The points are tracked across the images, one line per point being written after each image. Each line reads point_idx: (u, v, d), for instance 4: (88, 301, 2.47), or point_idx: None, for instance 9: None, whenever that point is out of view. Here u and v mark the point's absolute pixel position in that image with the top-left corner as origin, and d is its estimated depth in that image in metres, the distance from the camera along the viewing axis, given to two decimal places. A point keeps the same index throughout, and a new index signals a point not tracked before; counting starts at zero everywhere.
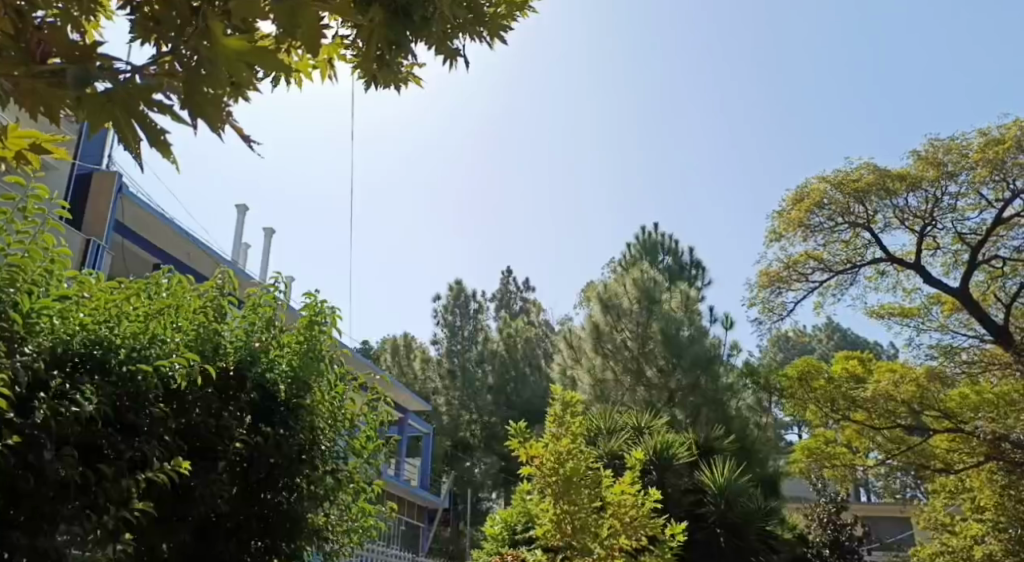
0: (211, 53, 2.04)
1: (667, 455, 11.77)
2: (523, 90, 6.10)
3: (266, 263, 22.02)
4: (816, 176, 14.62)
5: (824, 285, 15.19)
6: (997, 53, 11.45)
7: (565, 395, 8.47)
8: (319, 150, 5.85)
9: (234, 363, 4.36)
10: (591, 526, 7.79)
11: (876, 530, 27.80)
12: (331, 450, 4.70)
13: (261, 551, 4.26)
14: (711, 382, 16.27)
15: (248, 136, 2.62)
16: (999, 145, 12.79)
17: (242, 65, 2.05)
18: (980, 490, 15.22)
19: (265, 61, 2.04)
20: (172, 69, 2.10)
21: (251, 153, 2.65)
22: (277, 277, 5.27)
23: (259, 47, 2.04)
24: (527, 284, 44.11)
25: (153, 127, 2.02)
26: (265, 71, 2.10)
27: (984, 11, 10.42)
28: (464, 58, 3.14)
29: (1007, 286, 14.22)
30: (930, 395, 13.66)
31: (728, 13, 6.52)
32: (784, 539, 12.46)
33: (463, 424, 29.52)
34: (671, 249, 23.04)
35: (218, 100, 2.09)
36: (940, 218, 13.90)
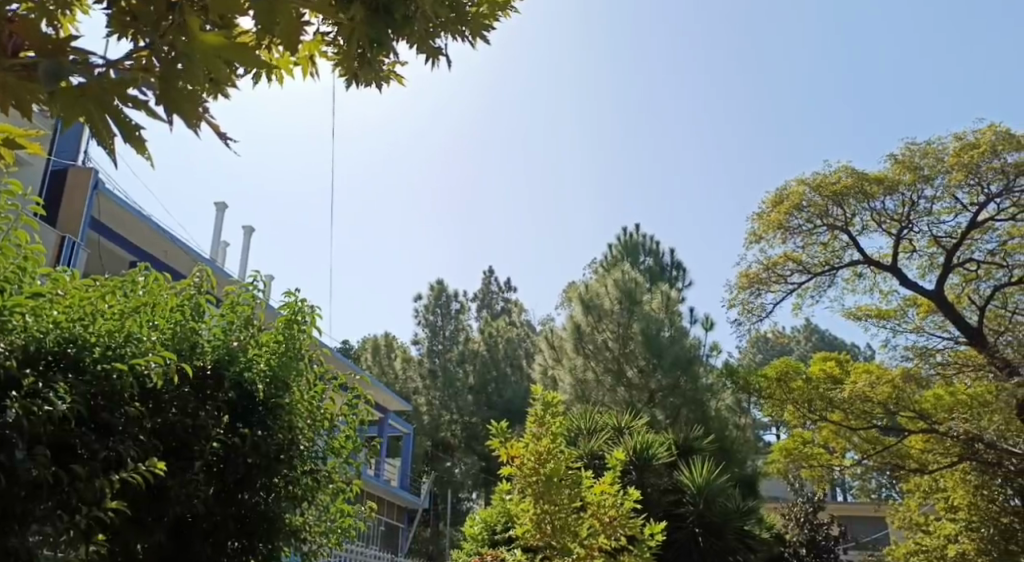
0: (187, 48, 2.03)
1: (646, 455, 11.81)
2: (506, 91, 6.13)
3: (244, 261, 21.89)
4: (795, 179, 14.76)
5: (802, 287, 15.30)
6: (977, 62, 11.56)
7: (546, 395, 8.46)
8: (299, 149, 5.86)
9: (212, 362, 4.34)
10: (571, 526, 7.81)
11: (851, 530, 28.08)
12: (310, 450, 4.66)
13: (238, 551, 4.22)
14: (690, 382, 16.41)
15: (224, 133, 2.58)
16: (974, 150, 13.00)
17: (218, 61, 2.05)
18: (953, 490, 15.59)
19: (238, 56, 2.05)
20: (148, 63, 2.08)
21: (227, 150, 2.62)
22: (256, 276, 5.24)
23: (234, 43, 2.05)
24: (508, 285, 44.15)
25: (128, 122, 2.01)
26: (241, 67, 2.11)
27: (967, 19, 10.50)
28: (446, 58, 3.16)
29: (981, 289, 14.35)
30: (906, 396, 13.76)
31: (710, 16, 6.59)
32: (762, 539, 12.55)
33: (444, 425, 29.51)
34: (652, 250, 23.15)
35: (195, 95, 2.09)
36: (916, 221, 14.04)
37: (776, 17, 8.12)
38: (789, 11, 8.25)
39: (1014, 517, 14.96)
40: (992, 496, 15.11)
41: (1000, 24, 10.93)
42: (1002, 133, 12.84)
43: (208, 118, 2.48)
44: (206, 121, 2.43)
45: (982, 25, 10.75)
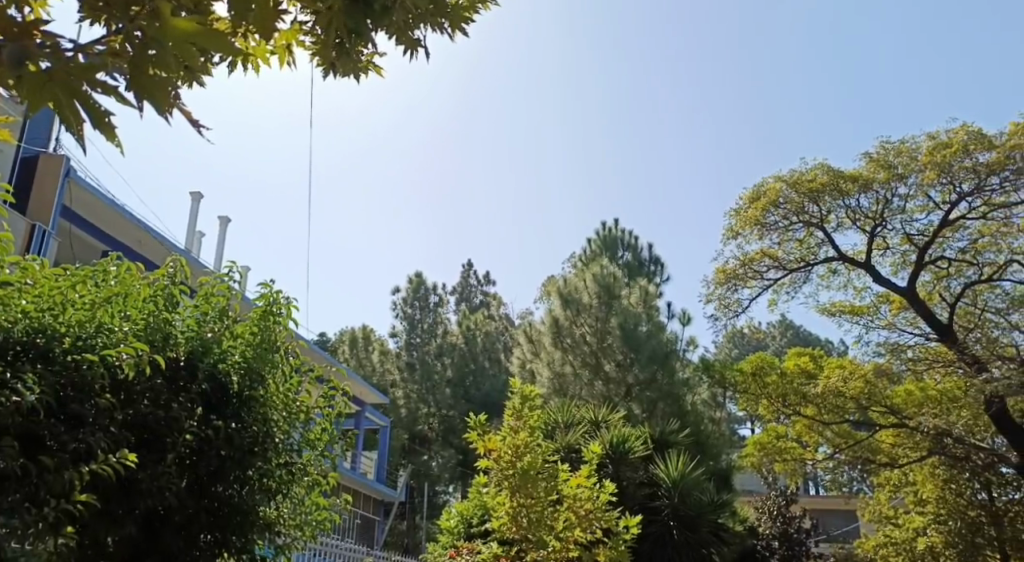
0: (157, 33, 2.00)
1: (622, 448, 11.89)
2: (488, 82, 6.13)
3: (220, 252, 21.68)
4: (772, 175, 14.90)
5: (778, 282, 15.47)
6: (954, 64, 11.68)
7: (524, 389, 8.50)
8: (278, 137, 5.83)
9: (185, 353, 4.32)
10: (547, 520, 7.86)
11: (823, 524, 28.48)
12: (285, 443, 4.64)
13: (211, 544, 4.21)
14: (666, 376, 16.30)
15: (197, 121, 2.57)
16: (946, 149, 13.18)
17: (189, 48, 2.01)
18: (921, 485, 16.08)
19: (211, 43, 2.01)
20: (120, 50, 2.06)
21: (199, 139, 2.61)
22: (232, 267, 5.22)
23: (208, 29, 2.01)
24: (487, 278, 44.11)
25: (98, 108, 1.99)
26: (216, 54, 2.08)
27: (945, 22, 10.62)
28: (424, 49, 3.17)
29: (952, 286, 14.46)
30: (877, 392, 13.97)
31: (692, 11, 6.65)
32: (735, 532, 12.67)
33: (421, 417, 29.51)
34: (630, 245, 23.26)
35: (163, 82, 2.07)
36: (888, 219, 14.22)
37: (758, 16, 8.20)
38: (772, 10, 8.34)
39: (981, 511, 15.20)
40: (960, 490, 15.44)
41: (976, 30, 11.05)
42: (974, 132, 13.03)
43: (180, 106, 2.46)
44: (178, 108, 2.42)
45: (958, 28, 10.88)
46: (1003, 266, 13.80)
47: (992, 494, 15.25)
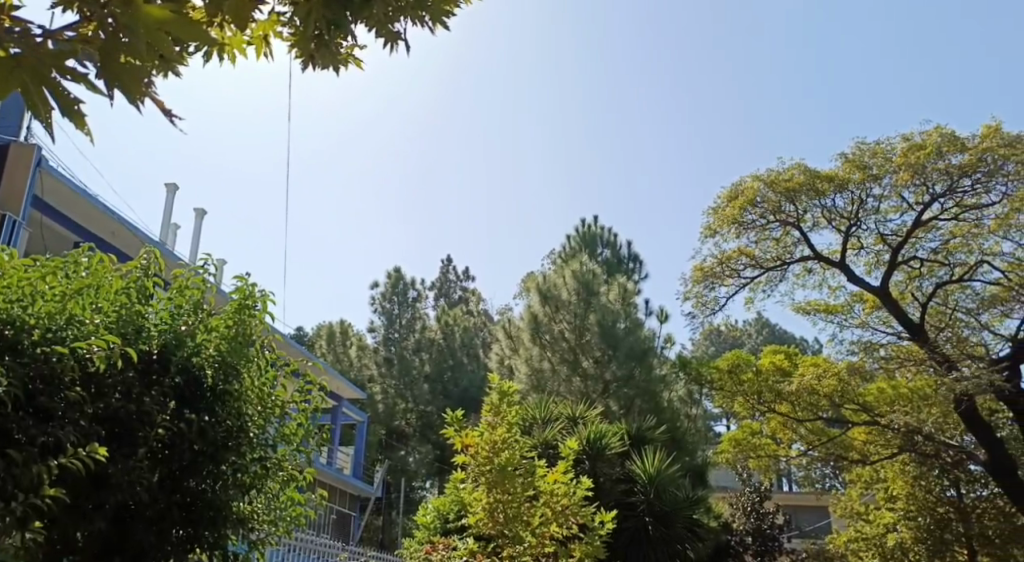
0: (129, 19, 1.98)
1: (599, 444, 11.93)
2: (466, 77, 6.15)
3: (196, 245, 21.49)
4: (750, 174, 15.01)
5: (755, 281, 15.61)
6: (930, 68, 11.81)
7: (502, 384, 8.56)
8: (251, 130, 5.83)
9: (158, 347, 4.30)
10: (523, 515, 7.90)
11: (796, 519, 28.80)
12: (259, 437, 4.61)
13: (183, 539, 4.19)
14: (644, 373, 16.41)
15: (169, 111, 2.57)
16: (919, 151, 13.38)
17: (164, 36, 2.01)
18: (891, 481, 16.24)
19: (184, 32, 2.02)
20: (92, 35, 2.05)
21: (172, 128, 2.60)
22: (207, 259, 5.19)
23: (180, 17, 2.01)
24: (466, 274, 44.08)
25: (65, 95, 2.01)
26: (190, 41, 2.08)
27: (921, 25, 10.76)
28: (405, 42, 3.20)
29: (923, 286, 14.60)
30: (850, 390, 14.10)
31: (670, 12, 6.76)
32: (710, 527, 12.76)
33: (399, 413, 29.45)
34: (609, 242, 23.34)
35: (135, 69, 2.07)
36: (863, 219, 14.40)
37: (740, 16, 8.28)
38: (750, 15, 8.46)
39: (949, 507, 15.45)
40: (929, 486, 15.71)
41: (952, 34, 11.19)
42: (948, 135, 13.25)
43: (153, 96, 2.46)
44: (150, 97, 2.41)
45: (935, 32, 11.01)
46: (973, 267, 13.94)
47: (960, 490, 15.58)
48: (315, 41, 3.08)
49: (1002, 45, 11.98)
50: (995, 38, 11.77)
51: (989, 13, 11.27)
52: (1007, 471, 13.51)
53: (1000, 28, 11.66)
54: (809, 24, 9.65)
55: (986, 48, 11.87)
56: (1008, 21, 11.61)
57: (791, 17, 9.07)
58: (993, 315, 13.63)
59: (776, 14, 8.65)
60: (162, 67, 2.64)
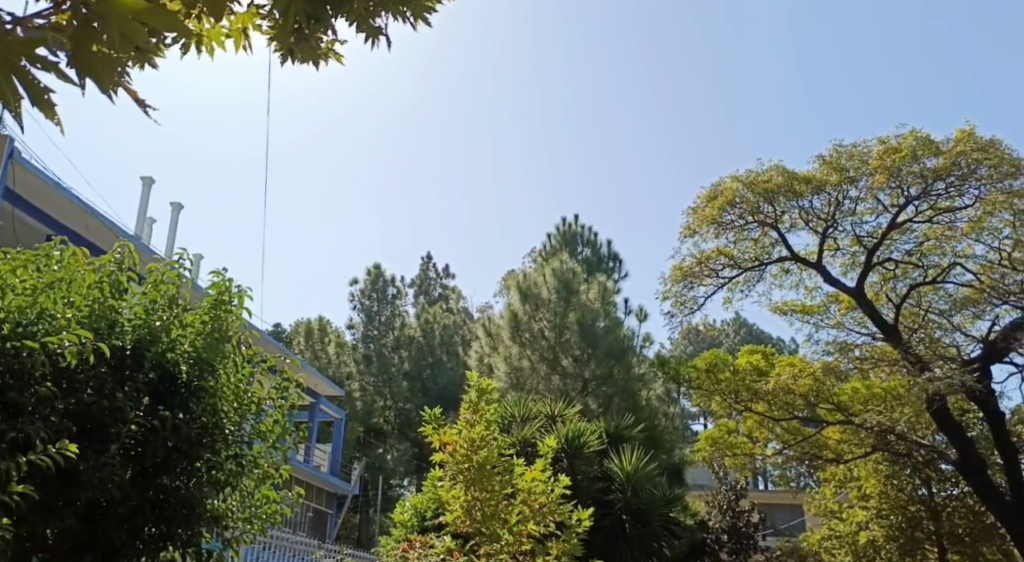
0: (102, 8, 1.99)
1: (577, 443, 11.94)
2: (447, 74, 6.14)
3: (173, 239, 21.29)
4: (729, 174, 15.10)
5: (733, 282, 15.71)
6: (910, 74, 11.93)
7: (481, 382, 8.54)
8: (230, 124, 5.80)
9: (132, 342, 4.27)
10: (500, 513, 7.87)
11: (771, 517, 29.01)
12: (235, 435, 4.58)
13: (155, 537, 4.15)
14: (622, 372, 16.49)
15: (142, 100, 2.55)
16: (896, 154, 13.53)
17: (136, 26, 2.02)
18: (865, 480, 16.30)
19: (158, 20, 2.02)
20: (65, 25, 2.04)
21: (145, 118, 2.59)
22: (183, 254, 5.15)
23: (155, 6, 2.01)
24: (447, 271, 44.02)
25: (37, 83, 2.02)
26: (165, 32, 2.09)
27: (898, 30, 10.90)
28: (386, 38, 3.23)
29: (897, 287, 14.80)
30: (825, 389, 14.27)
31: (650, 13, 6.83)
32: (687, 526, 12.83)
33: (377, 410, 29.35)
34: (590, 241, 23.34)
35: (108, 59, 2.09)
36: (839, 221, 14.55)
37: (720, 17, 8.36)
38: (731, 16, 8.55)
39: (921, 506, 15.69)
40: (901, 485, 15.92)
41: (930, 40, 11.31)
42: (923, 138, 13.41)
43: (126, 85, 2.45)
44: (124, 87, 2.40)
45: (913, 37, 11.13)
46: (946, 269, 14.01)
47: (931, 489, 15.83)
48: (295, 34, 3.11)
49: (979, 52, 12.10)
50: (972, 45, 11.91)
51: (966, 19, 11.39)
52: (975, 468, 13.68)
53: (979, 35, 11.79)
54: (789, 26, 9.72)
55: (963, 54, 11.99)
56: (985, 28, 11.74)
57: (772, 21, 9.14)
58: (966, 316, 13.59)
59: (758, 16, 8.73)
60: (137, 57, 2.62)
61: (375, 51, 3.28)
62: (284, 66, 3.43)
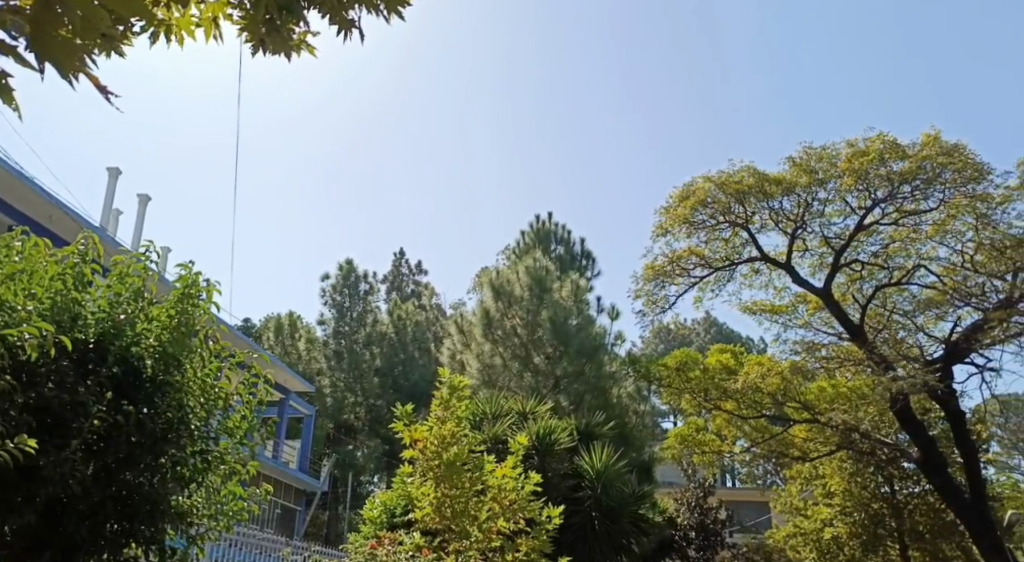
0: None
1: (548, 440, 11.99)
2: (421, 69, 6.21)
3: (139, 232, 21.00)
4: (702, 175, 15.21)
5: (703, 281, 15.84)
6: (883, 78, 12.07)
7: (453, 379, 8.57)
8: (200, 115, 5.78)
9: (95, 336, 4.23)
10: (470, 510, 7.94)
11: (738, 515, 29.30)
12: (201, 430, 4.52)
13: (117, 533, 4.10)
14: (594, 369, 16.55)
15: (104, 87, 2.50)
16: (863, 156, 13.74)
17: (102, 12, 2.02)
18: (829, 478, 16.64)
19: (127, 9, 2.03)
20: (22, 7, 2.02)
21: (109, 106, 2.53)
22: (150, 246, 5.10)
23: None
24: (419, 268, 43.94)
25: None
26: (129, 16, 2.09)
27: (870, 35, 11.07)
28: (359, 31, 3.26)
29: (863, 288, 14.91)
30: (792, 388, 14.48)
31: (625, 14, 6.97)
32: (655, 522, 12.90)
33: (348, 406, 29.25)
34: (563, 239, 23.38)
35: (70, 44, 2.08)
36: (808, 222, 14.73)
37: (699, 15, 8.50)
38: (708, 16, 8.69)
39: (884, 503, 15.93)
40: (865, 483, 16.07)
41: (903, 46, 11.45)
42: (890, 142, 13.65)
43: (89, 71, 2.40)
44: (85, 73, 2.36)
45: (887, 40, 11.26)
46: (911, 270, 14.20)
47: (894, 487, 16.04)
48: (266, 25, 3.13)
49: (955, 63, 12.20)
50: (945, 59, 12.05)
51: (941, 33, 11.49)
52: (936, 465, 13.96)
53: (952, 50, 11.90)
54: (761, 29, 9.83)
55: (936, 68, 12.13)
56: (959, 45, 11.86)
57: (748, 22, 9.28)
58: (929, 317, 13.72)
59: (736, 17, 8.86)
60: (104, 44, 2.58)
61: (348, 43, 3.29)
62: (256, 56, 3.40)
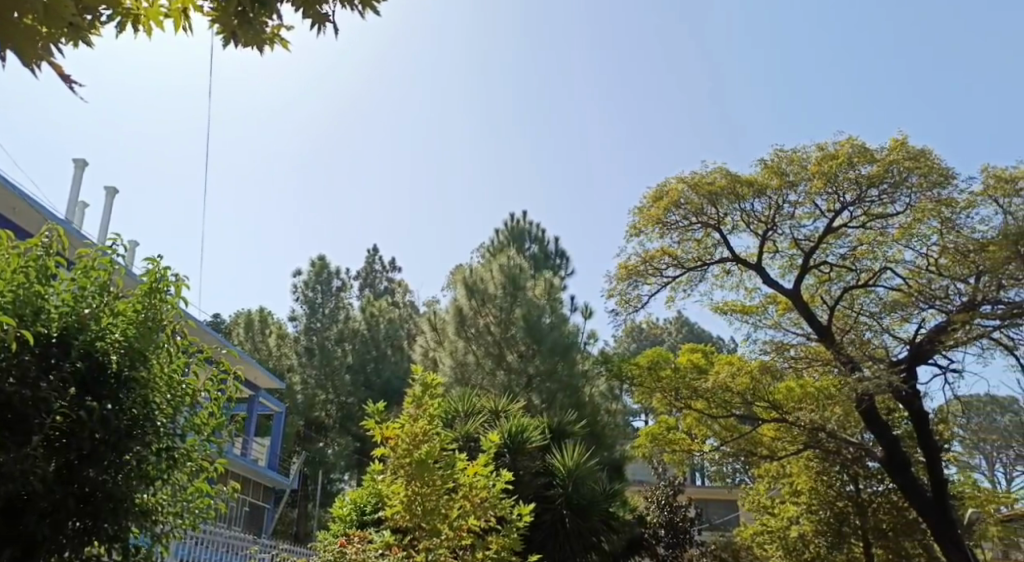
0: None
1: (520, 438, 12.02)
2: (399, 65, 6.23)
3: (105, 226, 20.67)
4: (674, 176, 15.31)
5: (676, 281, 15.95)
6: (857, 80, 12.19)
7: (426, 376, 8.55)
8: (171, 107, 5.74)
9: (59, 330, 4.20)
10: (441, 508, 7.90)
11: (707, 512, 29.54)
12: (167, 428, 4.46)
13: (78, 532, 4.04)
14: (567, 368, 16.58)
15: (69, 77, 2.50)
16: (833, 160, 13.92)
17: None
18: (795, 477, 16.82)
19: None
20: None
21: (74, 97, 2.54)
22: (116, 239, 5.05)
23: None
24: (392, 265, 43.79)
25: None
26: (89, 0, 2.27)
27: (845, 39, 11.17)
28: (334, 25, 3.27)
29: (832, 289, 15.19)
30: (761, 388, 14.65)
31: (605, 12, 7.06)
32: (625, 521, 12.99)
33: (319, 404, 29.08)
34: (538, 237, 23.44)
35: (32, 32, 2.25)
36: (779, 224, 14.91)
37: (680, 11, 8.64)
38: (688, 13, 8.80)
39: (848, 502, 16.17)
40: (831, 481, 16.34)
41: (875, 51, 11.60)
42: (859, 146, 13.87)
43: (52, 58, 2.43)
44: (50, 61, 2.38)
45: (862, 44, 11.38)
46: (877, 273, 14.42)
47: (858, 486, 16.24)
48: (239, 17, 3.18)
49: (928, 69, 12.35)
50: (915, 69, 12.25)
51: (911, 43, 11.66)
52: (899, 464, 14.17)
53: (923, 59, 12.08)
54: (739, 29, 9.90)
55: (906, 77, 12.34)
56: (929, 55, 12.05)
57: (727, 22, 9.40)
58: (895, 318, 13.92)
59: (717, 15, 8.97)
60: (72, 34, 2.62)
61: (322, 38, 3.30)
62: (228, 48, 3.37)
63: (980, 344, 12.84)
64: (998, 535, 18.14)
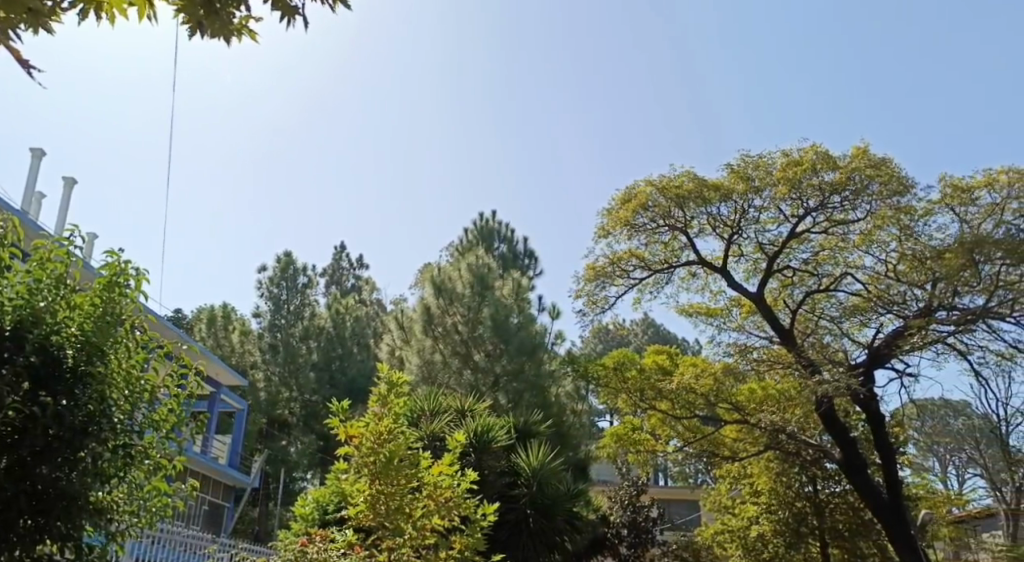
0: None
1: (486, 438, 12.00)
2: (367, 59, 6.19)
3: (63, 217, 20.26)
4: (643, 179, 15.40)
5: (643, 282, 16.07)
6: None
7: (392, 375, 8.53)
8: None
9: (12, 324, 4.13)
10: (405, 507, 7.87)
11: (669, 512, 29.81)
12: (124, 425, 4.40)
13: (29, 529, 3.97)
14: (533, 368, 16.63)
15: (27, 61, 2.64)
16: (797, 166, 14.09)
17: None
18: (756, 476, 16.88)
19: None
20: None
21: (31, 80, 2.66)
22: (75, 231, 4.99)
23: None
24: (360, 262, 43.57)
25: None
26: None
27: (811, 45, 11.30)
28: (303, 18, 3.26)
29: (795, 294, 15.46)
30: (724, 389, 14.85)
31: (577, 12, 7.07)
32: (588, 520, 13.10)
33: (282, 401, 28.78)
34: (507, 237, 23.46)
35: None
36: (744, 228, 15.08)
37: (654, 15, 8.71)
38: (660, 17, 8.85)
39: (807, 502, 16.43)
40: (790, 482, 16.53)
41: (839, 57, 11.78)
42: (823, 153, 14.07)
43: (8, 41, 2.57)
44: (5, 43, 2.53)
45: (828, 51, 11.56)
46: (838, 278, 14.74)
47: (817, 486, 16.57)
48: (206, 6, 3.22)
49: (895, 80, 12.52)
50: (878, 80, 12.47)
51: (876, 53, 11.88)
52: (856, 465, 14.41)
53: (886, 71, 12.29)
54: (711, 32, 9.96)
55: (869, 86, 12.56)
56: (892, 67, 12.26)
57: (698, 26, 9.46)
58: (854, 322, 14.24)
59: (689, 18, 9.04)
60: (33, 19, 2.77)
61: (291, 30, 3.28)
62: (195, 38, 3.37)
63: (934, 349, 13.07)
64: (950, 536, 18.31)
